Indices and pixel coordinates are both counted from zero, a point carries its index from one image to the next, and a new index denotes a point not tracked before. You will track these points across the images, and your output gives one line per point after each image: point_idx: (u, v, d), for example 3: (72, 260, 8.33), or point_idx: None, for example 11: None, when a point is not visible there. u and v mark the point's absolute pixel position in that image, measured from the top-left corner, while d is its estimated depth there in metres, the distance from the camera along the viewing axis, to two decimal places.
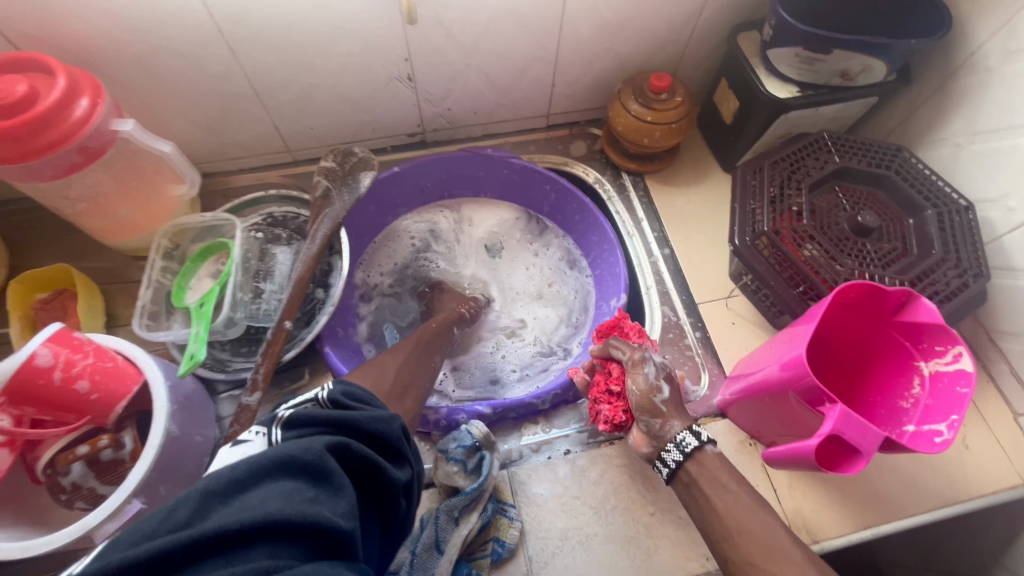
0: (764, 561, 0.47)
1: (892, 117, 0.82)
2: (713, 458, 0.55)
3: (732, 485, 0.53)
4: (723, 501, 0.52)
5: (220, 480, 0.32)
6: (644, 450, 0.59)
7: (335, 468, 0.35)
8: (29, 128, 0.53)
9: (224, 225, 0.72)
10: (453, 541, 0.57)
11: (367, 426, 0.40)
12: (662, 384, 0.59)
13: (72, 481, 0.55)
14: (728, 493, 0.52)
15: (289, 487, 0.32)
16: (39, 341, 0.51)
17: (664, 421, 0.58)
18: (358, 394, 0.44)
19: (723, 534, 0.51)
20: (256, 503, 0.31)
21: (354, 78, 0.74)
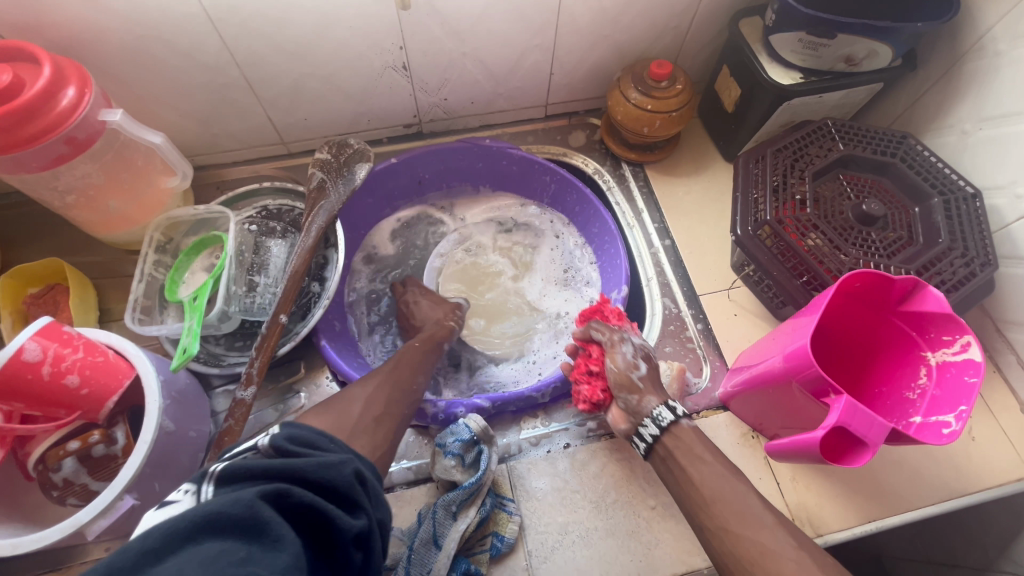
0: (737, 527, 0.47)
1: (897, 104, 0.80)
2: (689, 432, 0.55)
3: (708, 456, 0.53)
4: (698, 470, 0.52)
5: (130, 552, 0.29)
6: (622, 427, 0.60)
7: (268, 520, 0.32)
8: (14, 118, 0.52)
9: (218, 218, 0.71)
10: (451, 537, 0.56)
11: (312, 474, 0.36)
12: (639, 362, 0.60)
13: (64, 477, 0.54)
14: (703, 464, 0.52)
15: (212, 551, 0.29)
16: (28, 335, 0.50)
17: (641, 397, 0.58)
18: (308, 434, 0.40)
19: (698, 503, 0.51)
20: (169, 574, 0.28)
21: (348, 68, 0.73)
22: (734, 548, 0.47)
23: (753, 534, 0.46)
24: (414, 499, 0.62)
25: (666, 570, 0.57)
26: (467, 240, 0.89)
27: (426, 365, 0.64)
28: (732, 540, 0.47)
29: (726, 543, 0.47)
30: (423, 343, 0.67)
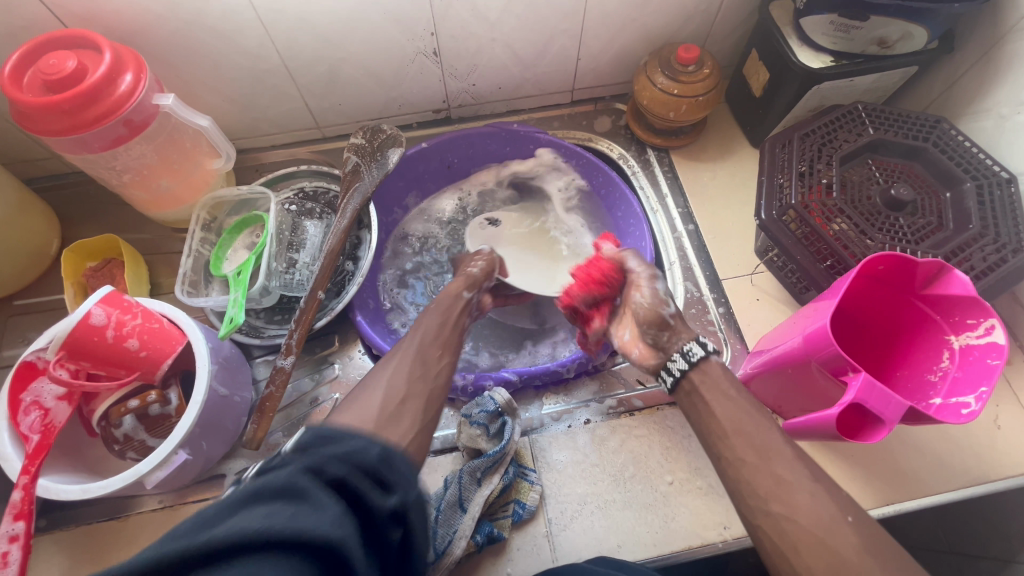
0: (755, 459, 0.48)
1: (932, 88, 0.78)
2: (717, 367, 0.56)
3: (732, 392, 0.54)
4: (722, 406, 0.53)
5: (190, 520, 0.31)
6: (649, 362, 0.62)
7: (307, 488, 0.32)
8: (77, 102, 0.56)
9: (259, 199, 0.75)
10: (476, 500, 0.59)
11: (347, 454, 0.36)
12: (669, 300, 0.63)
13: (124, 432, 0.59)
14: (726, 399, 0.53)
15: (259, 511, 0.31)
16: (92, 301, 0.54)
17: (672, 334, 0.61)
18: (342, 427, 0.39)
19: (716, 433, 0.52)
20: (219, 529, 0.29)
21: (381, 55, 0.76)
22: (750, 477, 0.48)
23: (768, 467, 0.47)
24: (440, 466, 0.65)
25: (682, 542, 0.59)
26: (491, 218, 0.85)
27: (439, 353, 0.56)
28: (748, 471, 0.48)
29: (742, 472, 0.48)
30: (442, 331, 0.59)
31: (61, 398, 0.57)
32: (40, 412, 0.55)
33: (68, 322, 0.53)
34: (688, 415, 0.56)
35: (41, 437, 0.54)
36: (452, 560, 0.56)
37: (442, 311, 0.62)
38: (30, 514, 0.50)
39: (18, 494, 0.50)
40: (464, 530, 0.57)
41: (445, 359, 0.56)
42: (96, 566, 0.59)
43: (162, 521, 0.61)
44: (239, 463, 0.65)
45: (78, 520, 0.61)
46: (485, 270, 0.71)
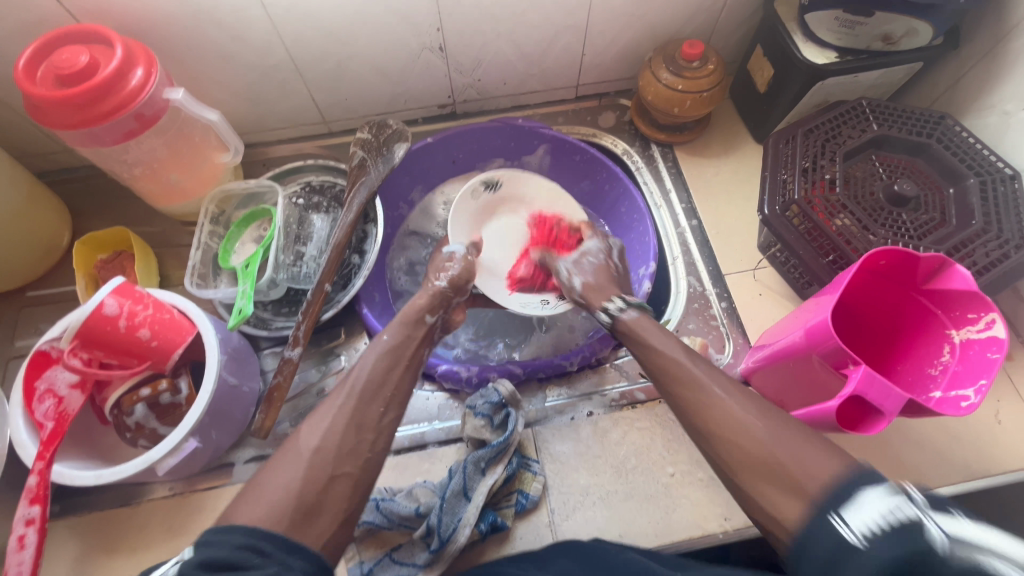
0: (678, 387, 0.52)
1: (937, 84, 0.78)
2: (640, 320, 0.61)
3: (656, 336, 0.58)
4: (648, 348, 0.57)
5: None
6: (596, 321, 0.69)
7: None
8: (89, 96, 0.57)
9: (266, 192, 0.76)
10: (480, 490, 0.59)
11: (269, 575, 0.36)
12: (574, 279, 0.72)
13: (136, 421, 0.60)
14: (651, 344, 0.57)
15: None
16: (105, 292, 0.56)
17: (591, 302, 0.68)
18: (265, 532, 0.38)
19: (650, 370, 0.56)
20: None
21: (388, 51, 0.76)
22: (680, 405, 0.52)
23: (689, 392, 0.51)
24: (445, 456, 0.66)
25: (683, 533, 0.60)
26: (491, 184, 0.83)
27: (383, 406, 0.51)
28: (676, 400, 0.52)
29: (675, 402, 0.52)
30: (391, 374, 0.54)
31: (74, 386, 0.58)
32: (54, 400, 0.56)
33: (81, 313, 0.54)
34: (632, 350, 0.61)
35: (56, 424, 0.55)
36: (457, 548, 0.57)
37: (394, 350, 0.57)
38: (45, 498, 0.51)
39: (33, 479, 0.51)
40: (469, 519, 0.58)
41: (391, 414, 0.51)
42: (108, 550, 0.60)
43: (172, 508, 0.63)
44: (247, 452, 0.66)
45: (91, 506, 0.62)
46: (453, 285, 0.68)
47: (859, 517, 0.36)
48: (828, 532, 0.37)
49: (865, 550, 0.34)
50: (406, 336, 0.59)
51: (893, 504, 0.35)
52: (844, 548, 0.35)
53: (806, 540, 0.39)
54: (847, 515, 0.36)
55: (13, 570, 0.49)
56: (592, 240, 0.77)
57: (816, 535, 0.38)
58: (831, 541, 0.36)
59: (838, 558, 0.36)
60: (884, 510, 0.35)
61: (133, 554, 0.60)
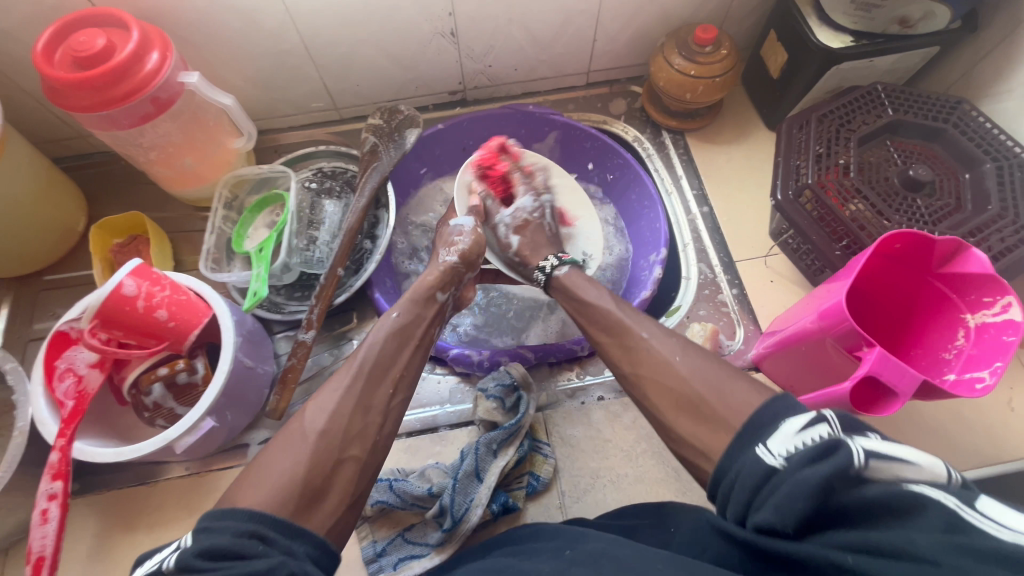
0: (603, 334, 0.57)
1: (954, 69, 0.77)
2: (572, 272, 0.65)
3: (593, 288, 0.62)
4: (577, 301, 0.61)
5: None
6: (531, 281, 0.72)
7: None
8: (107, 79, 0.58)
9: (279, 177, 0.76)
10: (493, 471, 0.60)
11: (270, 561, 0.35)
12: (511, 239, 0.72)
13: (154, 400, 0.61)
14: (583, 296, 0.61)
15: None
16: (123, 273, 0.56)
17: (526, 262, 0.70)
18: (268, 519, 0.38)
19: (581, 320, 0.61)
20: None
21: (399, 37, 0.76)
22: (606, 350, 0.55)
23: (615, 339, 0.55)
24: (456, 439, 0.67)
25: None
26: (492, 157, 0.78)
27: (389, 389, 0.51)
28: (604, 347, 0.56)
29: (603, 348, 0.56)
30: (402, 352, 0.55)
31: (93, 365, 0.58)
32: (74, 378, 0.57)
33: (100, 293, 0.55)
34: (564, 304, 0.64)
35: (76, 403, 0.56)
36: (469, 527, 0.58)
37: (402, 330, 0.56)
38: (67, 474, 0.53)
39: (55, 456, 0.52)
40: (481, 499, 0.58)
41: (397, 398, 0.52)
42: (127, 527, 0.62)
43: (188, 487, 0.64)
44: (261, 434, 0.67)
45: (108, 485, 0.64)
46: (464, 260, 0.66)
47: (780, 443, 0.35)
48: (751, 462, 0.36)
49: (792, 472, 0.33)
50: (416, 316, 0.59)
51: (810, 425, 0.35)
52: (769, 475, 0.34)
53: (728, 471, 0.38)
54: (769, 443, 0.36)
55: (37, 543, 0.50)
56: (523, 196, 0.74)
57: (738, 465, 0.37)
58: (757, 470, 0.35)
59: (762, 485, 0.35)
60: (804, 433, 0.35)
61: (152, 531, 0.61)
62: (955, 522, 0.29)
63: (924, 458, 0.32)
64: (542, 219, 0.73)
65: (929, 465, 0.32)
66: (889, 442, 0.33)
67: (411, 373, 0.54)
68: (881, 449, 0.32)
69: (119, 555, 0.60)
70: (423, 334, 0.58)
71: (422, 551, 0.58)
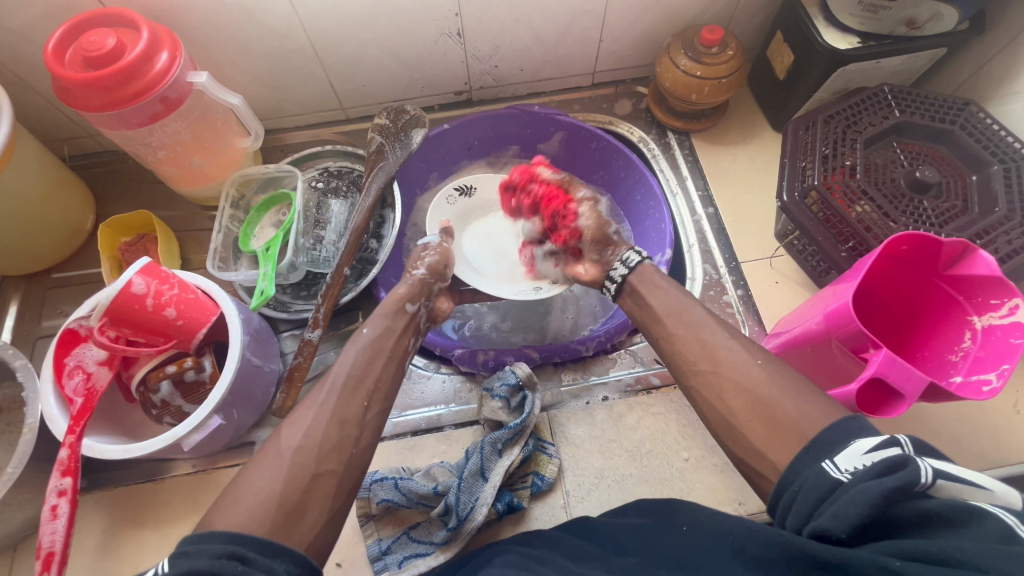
0: (674, 328, 0.54)
1: (962, 70, 0.77)
2: (650, 268, 0.62)
3: (663, 283, 0.59)
4: (652, 296, 0.58)
5: None
6: (595, 277, 0.68)
7: None
8: (117, 79, 0.59)
9: (286, 176, 0.77)
10: (497, 470, 0.60)
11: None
12: (614, 225, 0.70)
13: (162, 398, 0.62)
14: (658, 290, 0.58)
15: None
16: (133, 272, 0.57)
17: (614, 250, 0.67)
18: (247, 539, 0.38)
19: (648, 319, 0.58)
20: None
21: (406, 37, 0.77)
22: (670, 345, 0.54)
23: (684, 333, 0.53)
24: (461, 438, 0.67)
25: None
26: (461, 184, 0.84)
27: (363, 403, 0.50)
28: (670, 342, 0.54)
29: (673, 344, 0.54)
30: (372, 366, 0.54)
31: (102, 363, 0.60)
32: (83, 375, 0.58)
33: (110, 291, 0.56)
34: (631, 312, 0.61)
35: (85, 400, 0.57)
36: (474, 526, 0.58)
37: (374, 344, 0.56)
38: (76, 471, 0.53)
39: (65, 452, 0.53)
40: (486, 498, 0.58)
41: (373, 411, 0.51)
42: (134, 523, 0.62)
43: (195, 485, 0.64)
44: (267, 431, 0.67)
45: (115, 482, 0.64)
46: (432, 272, 0.67)
47: (848, 459, 0.36)
48: (816, 475, 0.37)
49: (856, 484, 0.34)
50: (387, 328, 0.58)
51: (884, 441, 0.36)
52: (834, 488, 0.36)
53: (790, 483, 0.39)
54: (836, 458, 0.37)
55: (46, 539, 0.50)
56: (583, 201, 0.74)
57: (802, 477, 0.38)
58: (822, 484, 0.36)
59: (826, 498, 0.36)
60: (874, 452, 0.35)
61: (159, 527, 0.62)
62: (1010, 535, 0.30)
63: (997, 487, 0.34)
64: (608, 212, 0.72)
65: (999, 492, 0.34)
66: (961, 468, 0.35)
67: (387, 384, 0.54)
68: (950, 472, 0.34)
69: (127, 552, 0.61)
70: (395, 346, 0.57)
71: (426, 550, 0.59)
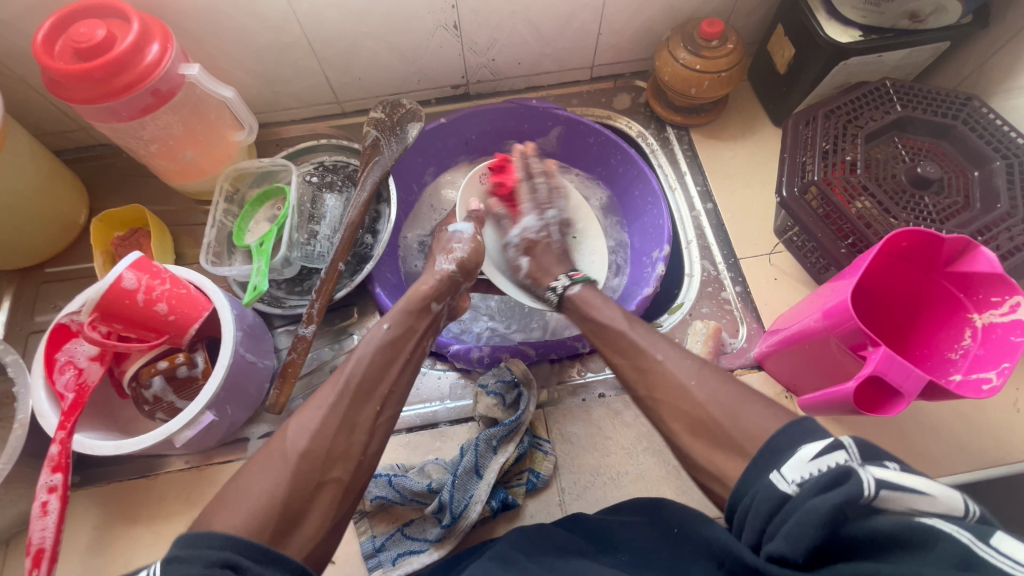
0: (618, 337, 0.56)
1: (965, 65, 0.76)
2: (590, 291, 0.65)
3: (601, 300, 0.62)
4: (594, 309, 0.61)
5: None
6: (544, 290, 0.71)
7: None
8: (106, 71, 0.58)
9: (281, 171, 0.76)
10: (492, 467, 0.60)
11: None
12: (521, 260, 0.74)
13: (154, 394, 0.62)
14: (601, 306, 0.61)
15: None
16: (123, 266, 0.56)
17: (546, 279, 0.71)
18: (243, 546, 0.36)
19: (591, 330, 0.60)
20: None
21: (402, 30, 0.76)
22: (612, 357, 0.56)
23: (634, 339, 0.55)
24: (456, 435, 0.67)
25: None
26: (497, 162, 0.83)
27: (377, 407, 0.50)
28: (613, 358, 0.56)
29: (620, 343, 0.56)
30: (390, 369, 0.53)
31: (93, 359, 0.59)
32: (74, 371, 0.57)
33: (100, 286, 0.55)
34: (575, 319, 0.64)
35: (76, 395, 0.56)
36: (468, 524, 0.58)
37: (392, 343, 0.55)
38: (67, 467, 0.53)
39: (55, 449, 0.52)
40: (480, 495, 0.58)
41: (385, 415, 0.51)
42: (126, 520, 0.62)
43: (188, 481, 0.64)
44: (260, 427, 0.67)
45: (108, 478, 0.64)
46: (460, 269, 0.66)
47: (794, 470, 0.36)
48: (766, 488, 0.36)
49: (802, 501, 0.34)
50: (408, 329, 0.57)
51: (825, 452, 0.35)
52: (782, 503, 0.35)
53: (745, 495, 0.38)
54: (783, 469, 0.36)
55: (36, 535, 0.50)
56: (530, 215, 0.76)
57: (753, 490, 0.37)
58: (771, 499, 0.36)
59: (776, 512, 0.35)
60: (818, 458, 0.35)
61: (152, 524, 0.62)
62: (967, 558, 0.28)
63: (941, 491, 0.32)
64: (555, 232, 0.76)
65: (943, 498, 0.31)
66: (901, 474, 0.32)
67: (400, 390, 0.53)
68: (894, 481, 0.32)
69: (120, 548, 0.60)
70: (416, 348, 0.57)
71: (421, 547, 0.58)
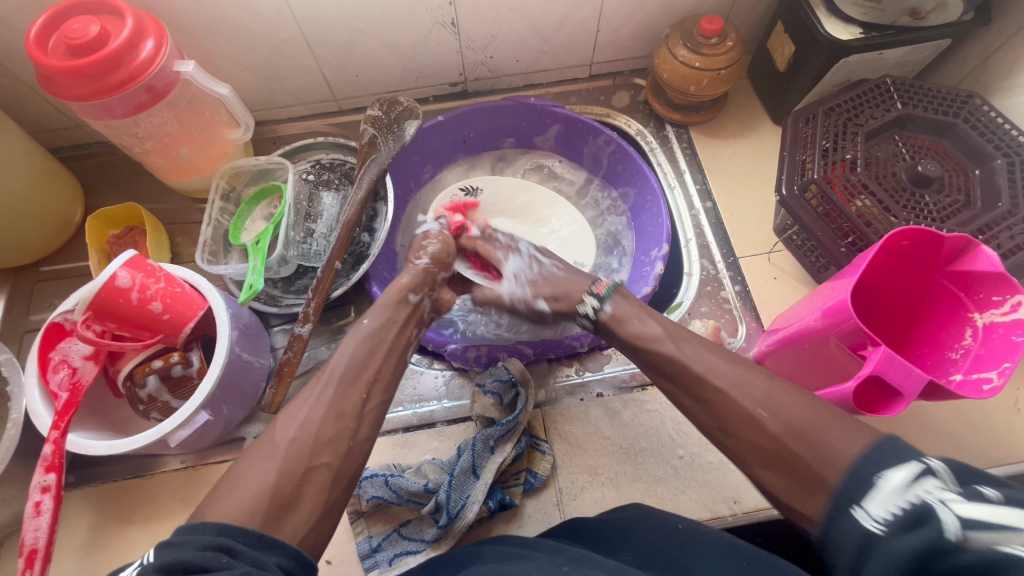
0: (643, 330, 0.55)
1: (966, 62, 0.75)
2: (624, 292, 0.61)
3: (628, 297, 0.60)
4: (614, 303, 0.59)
5: None
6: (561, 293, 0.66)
7: None
8: (100, 67, 0.57)
9: (277, 169, 0.75)
10: (489, 467, 0.59)
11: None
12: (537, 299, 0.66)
13: (149, 393, 0.61)
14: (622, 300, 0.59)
15: None
16: (118, 264, 0.56)
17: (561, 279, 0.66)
18: (237, 532, 0.37)
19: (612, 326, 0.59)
20: None
21: (399, 27, 0.75)
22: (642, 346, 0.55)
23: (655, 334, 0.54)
24: (453, 435, 0.66)
25: (690, 515, 0.60)
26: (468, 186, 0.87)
27: (364, 393, 0.49)
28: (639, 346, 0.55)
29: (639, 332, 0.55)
30: (374, 356, 0.53)
31: (88, 358, 0.59)
32: (68, 370, 0.57)
33: (94, 285, 0.55)
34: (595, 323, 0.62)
35: (70, 395, 0.56)
36: (464, 524, 0.57)
37: (374, 336, 0.54)
38: (60, 467, 0.52)
39: (49, 448, 0.52)
40: (477, 495, 0.58)
41: (373, 402, 0.50)
42: (120, 520, 0.61)
43: (184, 481, 0.63)
44: (256, 427, 0.66)
45: (103, 477, 0.63)
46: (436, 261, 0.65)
47: (879, 505, 0.34)
48: (850, 528, 0.34)
49: (887, 541, 0.32)
50: (388, 319, 0.57)
51: (914, 480, 0.33)
52: (867, 542, 0.33)
53: (830, 533, 0.36)
54: (867, 505, 0.34)
55: (29, 536, 0.50)
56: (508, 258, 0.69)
57: (837, 528, 0.36)
58: (855, 540, 0.34)
59: (863, 554, 0.33)
60: (906, 490, 0.33)
61: (148, 524, 0.61)
62: None
63: None
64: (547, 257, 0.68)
65: None
66: (999, 507, 0.30)
67: (387, 376, 0.52)
68: (985, 519, 0.30)
69: (115, 548, 0.60)
70: (397, 336, 0.56)
71: (418, 547, 0.58)
